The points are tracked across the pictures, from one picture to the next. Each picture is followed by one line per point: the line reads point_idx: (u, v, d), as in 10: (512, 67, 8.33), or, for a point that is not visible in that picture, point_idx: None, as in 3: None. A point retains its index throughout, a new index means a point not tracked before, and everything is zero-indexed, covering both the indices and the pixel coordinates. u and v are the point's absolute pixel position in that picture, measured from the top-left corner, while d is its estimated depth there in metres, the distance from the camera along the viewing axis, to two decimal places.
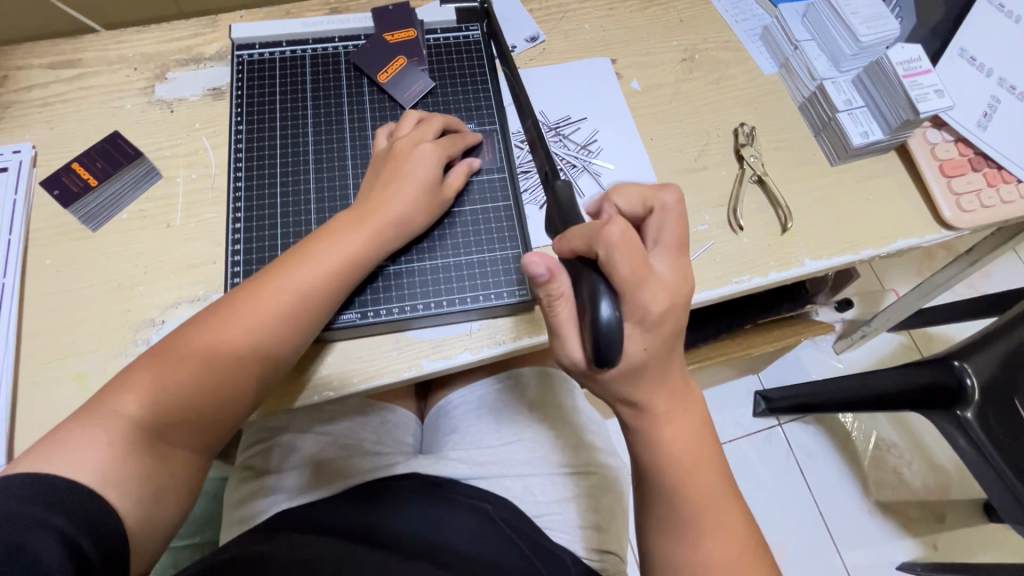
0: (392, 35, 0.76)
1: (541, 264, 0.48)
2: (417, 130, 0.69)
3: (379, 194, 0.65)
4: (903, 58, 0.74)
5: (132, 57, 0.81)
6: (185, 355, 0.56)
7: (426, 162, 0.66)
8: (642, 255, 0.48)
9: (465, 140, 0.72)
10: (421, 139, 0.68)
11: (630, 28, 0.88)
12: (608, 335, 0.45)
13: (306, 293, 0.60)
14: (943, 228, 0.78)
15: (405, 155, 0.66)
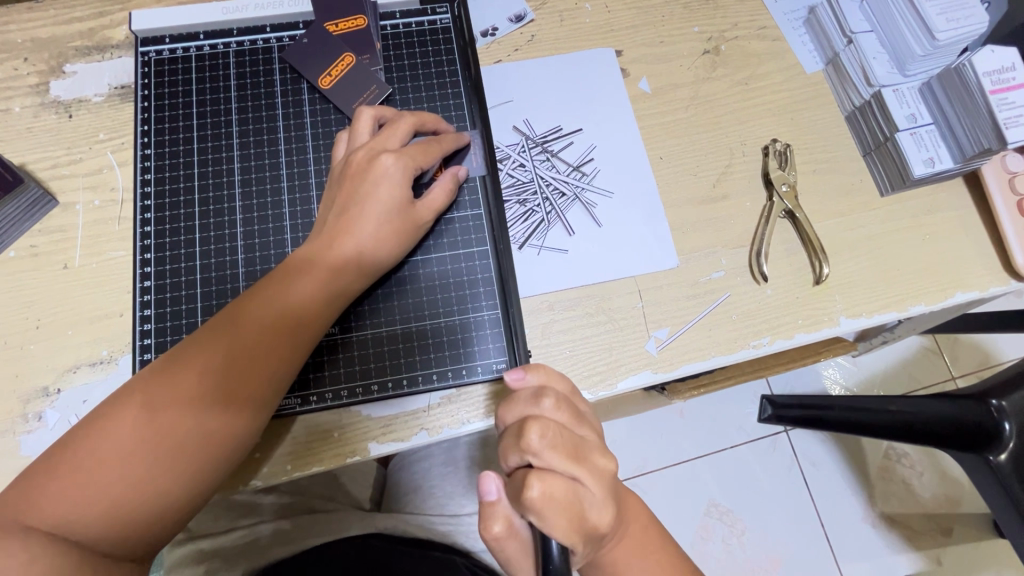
0: (337, 25, 0.60)
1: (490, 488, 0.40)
2: (381, 138, 0.53)
3: (341, 222, 0.51)
4: (992, 66, 0.57)
5: (21, 43, 0.65)
6: (110, 445, 0.43)
7: (392, 181, 0.52)
8: (578, 507, 0.38)
9: (444, 143, 0.57)
10: (382, 149, 0.53)
11: (641, 7, 0.70)
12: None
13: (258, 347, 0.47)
14: (1014, 279, 0.63)
15: (363, 174, 0.52)
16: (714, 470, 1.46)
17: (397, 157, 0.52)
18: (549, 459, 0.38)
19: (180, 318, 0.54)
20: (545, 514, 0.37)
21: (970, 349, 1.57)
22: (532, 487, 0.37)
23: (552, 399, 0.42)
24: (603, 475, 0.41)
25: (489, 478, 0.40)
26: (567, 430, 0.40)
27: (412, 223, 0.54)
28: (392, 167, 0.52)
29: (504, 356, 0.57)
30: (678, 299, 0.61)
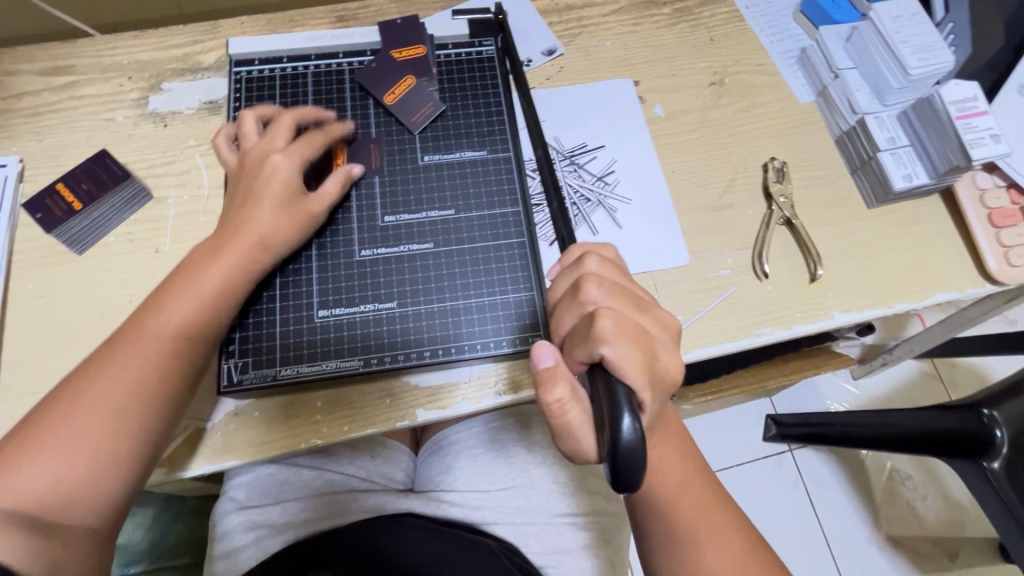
0: (401, 52, 0.71)
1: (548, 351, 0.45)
2: (264, 139, 0.63)
3: (243, 210, 0.60)
4: (957, 97, 0.67)
5: (126, 64, 0.76)
6: (63, 431, 0.51)
7: (281, 175, 0.61)
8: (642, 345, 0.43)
9: (325, 134, 0.66)
10: (267, 150, 0.63)
11: (655, 46, 0.82)
12: (632, 452, 0.37)
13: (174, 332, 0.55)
14: (989, 283, 0.71)
15: (255, 169, 0.61)
16: None
17: (286, 155, 0.62)
18: (609, 303, 0.46)
19: (262, 292, 0.63)
20: (618, 342, 0.42)
21: (967, 373, 1.63)
22: (602, 321, 0.43)
23: (597, 261, 0.49)
24: (662, 325, 0.47)
25: (544, 347, 0.46)
26: (621, 284, 0.47)
27: (308, 214, 0.62)
28: (286, 164, 0.62)
29: (540, 333, 0.64)
30: (690, 292, 0.69)
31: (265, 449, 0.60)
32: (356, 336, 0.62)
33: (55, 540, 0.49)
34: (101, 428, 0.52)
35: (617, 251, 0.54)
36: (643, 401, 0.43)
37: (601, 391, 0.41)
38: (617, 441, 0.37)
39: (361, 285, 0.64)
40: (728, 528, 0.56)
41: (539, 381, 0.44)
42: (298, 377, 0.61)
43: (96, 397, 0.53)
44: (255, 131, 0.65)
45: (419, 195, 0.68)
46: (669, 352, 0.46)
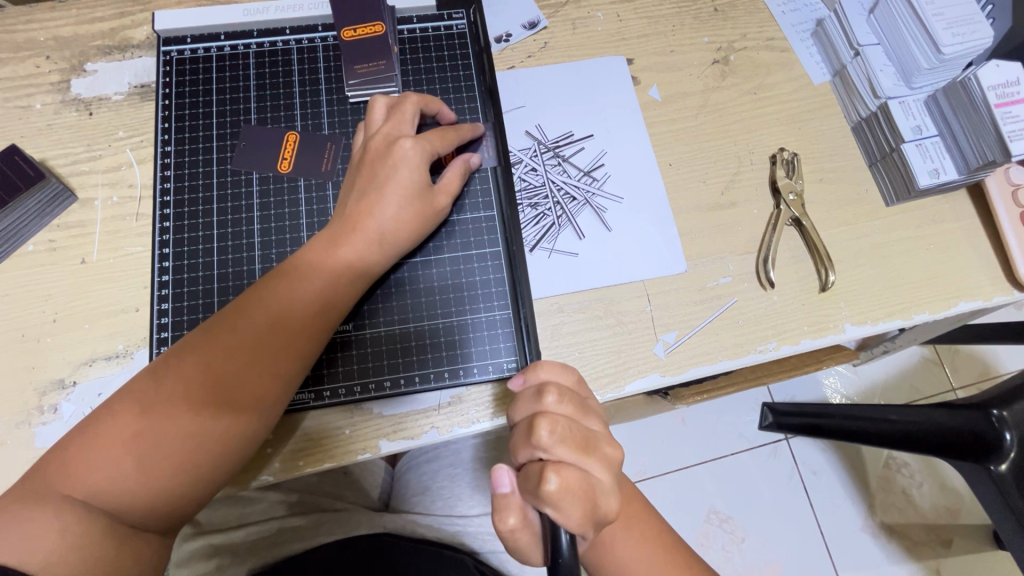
0: (355, 30, 0.61)
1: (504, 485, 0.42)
2: (395, 123, 0.55)
3: (362, 205, 0.53)
4: (998, 80, 0.58)
5: (44, 42, 0.66)
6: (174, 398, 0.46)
7: (411, 166, 0.54)
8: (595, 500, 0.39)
9: (460, 133, 0.59)
10: (398, 135, 0.55)
11: (652, 17, 0.72)
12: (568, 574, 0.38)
13: (271, 349, 0.49)
14: (1017, 289, 0.64)
15: (383, 157, 0.54)
16: (715, 476, 1.46)
17: (419, 143, 0.54)
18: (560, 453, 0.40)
19: (197, 312, 0.57)
20: (563, 505, 0.38)
21: (970, 361, 1.58)
22: (549, 479, 0.38)
23: (554, 394, 0.43)
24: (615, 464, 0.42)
25: (501, 471, 0.42)
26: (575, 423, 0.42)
27: (431, 209, 0.56)
28: (418, 153, 0.54)
29: (515, 356, 0.58)
30: (687, 303, 0.62)
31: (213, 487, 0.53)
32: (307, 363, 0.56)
33: (133, 547, 0.43)
34: (199, 434, 0.46)
35: (579, 372, 0.48)
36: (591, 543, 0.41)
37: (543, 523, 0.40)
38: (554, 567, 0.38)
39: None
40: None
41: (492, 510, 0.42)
42: None
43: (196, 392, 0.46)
44: (385, 116, 0.56)
45: None
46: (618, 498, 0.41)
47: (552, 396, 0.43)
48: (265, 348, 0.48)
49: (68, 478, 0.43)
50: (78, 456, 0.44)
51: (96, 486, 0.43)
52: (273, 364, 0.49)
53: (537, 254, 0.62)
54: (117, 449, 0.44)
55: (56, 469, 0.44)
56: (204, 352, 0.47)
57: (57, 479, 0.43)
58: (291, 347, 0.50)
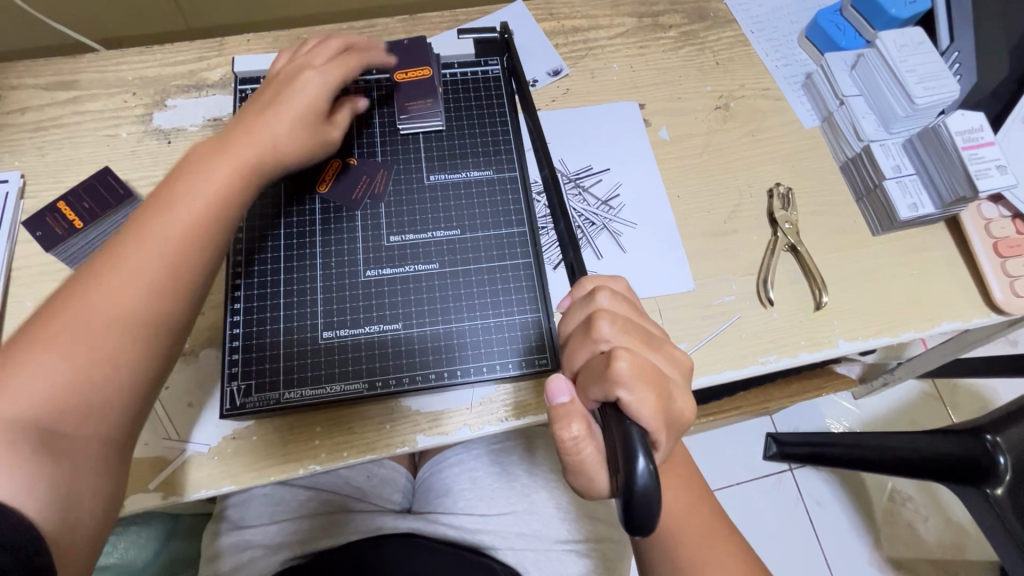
0: (407, 73, 0.71)
1: (563, 389, 0.43)
2: (305, 54, 0.66)
3: (262, 115, 0.60)
4: (963, 128, 0.67)
5: (131, 80, 0.76)
6: (103, 272, 0.49)
7: (314, 90, 0.63)
8: (658, 385, 0.42)
9: (368, 55, 0.69)
10: (305, 65, 0.64)
11: (660, 68, 0.82)
12: (648, 496, 0.36)
13: (180, 245, 0.52)
14: (995, 312, 0.71)
15: (286, 82, 0.62)
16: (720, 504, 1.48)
17: (320, 74, 0.63)
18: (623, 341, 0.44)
19: (265, 312, 0.62)
20: (637, 386, 0.41)
21: (969, 395, 1.62)
22: (620, 362, 0.41)
23: (608, 295, 0.47)
24: (673, 363, 0.46)
25: (559, 381, 0.44)
26: (633, 320, 0.46)
27: (324, 140, 0.64)
28: (319, 82, 0.63)
29: (546, 355, 0.63)
30: (695, 317, 0.69)
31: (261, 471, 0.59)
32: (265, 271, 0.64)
33: (61, 459, 0.45)
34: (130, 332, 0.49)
35: (627, 284, 0.52)
36: (657, 442, 0.42)
37: (616, 436, 0.40)
38: (631, 483, 0.36)
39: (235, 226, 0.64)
40: (725, 562, 0.54)
41: (555, 418, 0.43)
42: (301, 401, 0.60)
43: (122, 260, 0.50)
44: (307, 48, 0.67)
45: (426, 214, 0.68)
46: (681, 391, 0.45)
47: (606, 298, 0.47)
48: (162, 233, 0.52)
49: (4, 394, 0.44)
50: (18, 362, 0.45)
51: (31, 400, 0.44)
52: (168, 249, 0.51)
53: (561, 272, 0.70)
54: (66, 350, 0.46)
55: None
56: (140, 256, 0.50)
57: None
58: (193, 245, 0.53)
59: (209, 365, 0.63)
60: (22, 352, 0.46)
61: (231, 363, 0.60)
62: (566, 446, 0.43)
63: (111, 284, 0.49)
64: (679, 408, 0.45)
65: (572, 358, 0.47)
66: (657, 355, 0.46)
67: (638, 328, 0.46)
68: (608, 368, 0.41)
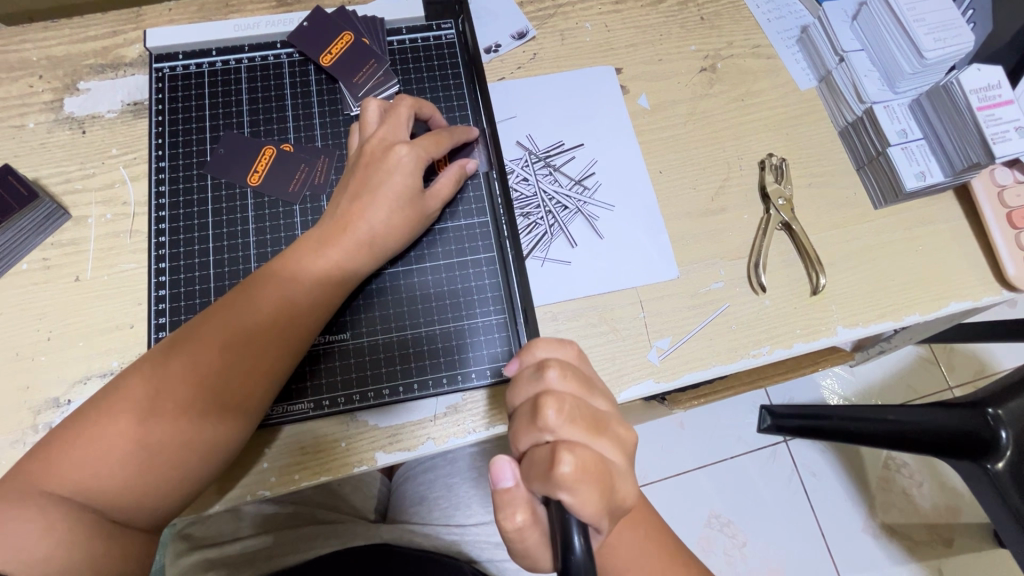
0: (330, 51, 0.63)
1: (506, 474, 0.39)
2: (389, 128, 0.56)
3: (353, 207, 0.54)
4: (978, 85, 0.59)
5: (37, 61, 0.67)
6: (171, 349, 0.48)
7: (404, 172, 0.54)
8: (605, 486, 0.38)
9: (454, 137, 0.59)
10: (394, 141, 0.55)
11: (638, 26, 0.73)
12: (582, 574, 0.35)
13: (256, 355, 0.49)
14: (1006, 290, 0.65)
15: (376, 163, 0.54)
16: (714, 480, 1.46)
17: (414, 148, 0.55)
18: (569, 433, 0.39)
19: None
20: (580, 492, 0.36)
21: (966, 360, 1.58)
22: (564, 462, 0.37)
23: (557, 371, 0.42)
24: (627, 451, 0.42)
25: (505, 465, 0.40)
26: (583, 389, 0.42)
27: (421, 215, 0.56)
28: (411, 158, 0.55)
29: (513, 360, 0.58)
30: (679, 309, 0.62)
31: (202, 501, 0.54)
32: (318, 371, 0.56)
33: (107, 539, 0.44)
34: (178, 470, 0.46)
35: (579, 349, 0.46)
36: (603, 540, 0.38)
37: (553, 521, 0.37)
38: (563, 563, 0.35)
39: (196, 236, 0.59)
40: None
41: (500, 504, 0.39)
42: None
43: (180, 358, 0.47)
44: (379, 118, 0.57)
45: None
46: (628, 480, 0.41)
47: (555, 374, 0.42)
48: (266, 292, 0.51)
49: (57, 478, 0.44)
50: (76, 442, 0.45)
51: (87, 475, 0.44)
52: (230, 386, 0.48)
53: (532, 262, 0.63)
54: (107, 452, 0.45)
55: (36, 468, 0.44)
56: (187, 404, 0.47)
57: (44, 473, 0.44)
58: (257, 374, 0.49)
59: None
60: (68, 450, 0.45)
61: None
62: (511, 534, 0.40)
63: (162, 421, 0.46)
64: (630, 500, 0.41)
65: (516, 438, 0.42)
66: (610, 445, 0.40)
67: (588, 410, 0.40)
68: (550, 472, 0.37)
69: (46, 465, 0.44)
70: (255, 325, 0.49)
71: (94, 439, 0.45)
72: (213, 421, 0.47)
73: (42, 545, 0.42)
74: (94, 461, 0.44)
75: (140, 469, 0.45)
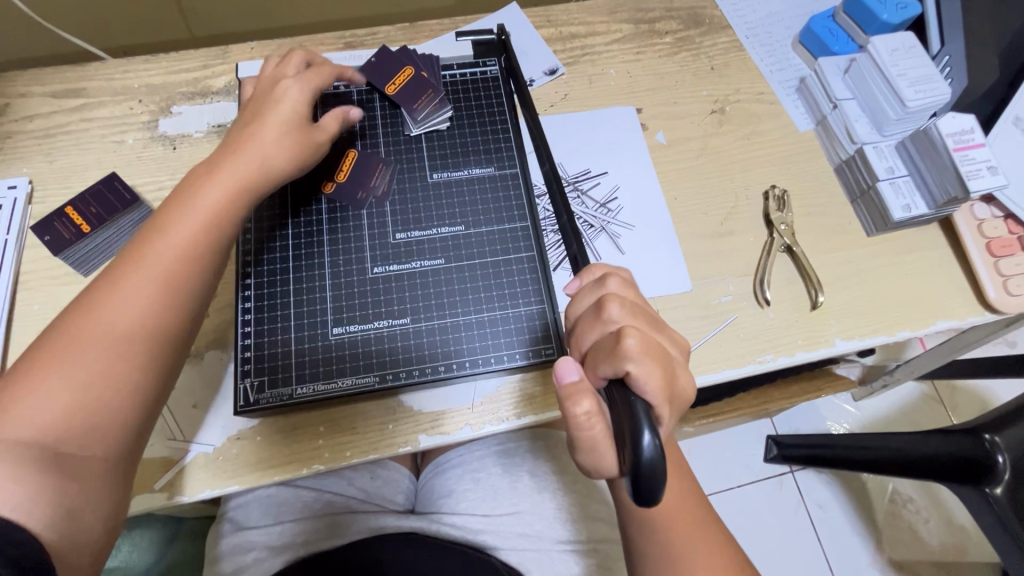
0: (394, 82, 0.73)
1: (573, 365, 0.46)
2: (279, 70, 0.67)
3: (241, 134, 0.61)
4: (953, 130, 0.68)
5: (137, 88, 0.78)
6: (119, 275, 0.53)
7: (290, 99, 0.64)
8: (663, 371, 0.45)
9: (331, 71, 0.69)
10: (281, 77, 0.66)
11: (656, 74, 0.83)
12: (654, 468, 0.37)
13: (195, 257, 0.55)
14: (988, 312, 0.72)
15: (264, 97, 0.64)
16: (721, 507, 1.48)
17: (297, 85, 0.65)
18: (630, 321, 0.48)
19: (276, 309, 0.63)
20: (644, 359, 0.44)
21: (969, 397, 1.62)
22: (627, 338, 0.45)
23: (616, 280, 0.51)
24: (675, 344, 0.50)
25: (568, 362, 0.46)
26: (640, 306, 0.49)
27: (311, 141, 0.64)
28: (298, 93, 0.64)
29: (552, 345, 0.64)
30: (692, 318, 0.70)
31: (264, 471, 0.60)
32: (379, 351, 0.63)
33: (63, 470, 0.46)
34: (134, 386, 0.51)
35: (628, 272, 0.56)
36: (661, 416, 0.44)
37: (622, 408, 0.42)
38: (638, 453, 0.38)
39: (275, 228, 0.66)
40: (717, 557, 0.55)
41: (564, 397, 0.45)
42: (314, 395, 0.61)
43: (129, 281, 0.52)
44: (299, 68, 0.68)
45: (430, 212, 0.69)
46: (684, 370, 0.48)
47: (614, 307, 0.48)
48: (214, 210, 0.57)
49: (19, 403, 0.47)
50: (42, 366, 0.48)
51: (49, 405, 0.47)
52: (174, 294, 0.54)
53: (561, 272, 0.71)
54: (73, 366, 0.49)
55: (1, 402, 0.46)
56: (142, 304, 0.52)
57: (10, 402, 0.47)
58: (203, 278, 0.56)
59: (216, 366, 0.64)
60: (34, 375, 0.48)
61: (242, 357, 0.61)
62: (579, 423, 0.44)
63: (120, 327, 0.51)
64: (680, 387, 0.48)
65: (580, 348, 0.50)
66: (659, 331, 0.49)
67: (637, 307, 0.49)
68: (619, 342, 0.45)
69: (21, 382, 0.48)
70: (199, 231, 0.56)
71: (56, 359, 0.49)
72: (169, 331, 0.53)
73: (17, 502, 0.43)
74: (52, 377, 0.48)
75: (101, 381, 0.49)
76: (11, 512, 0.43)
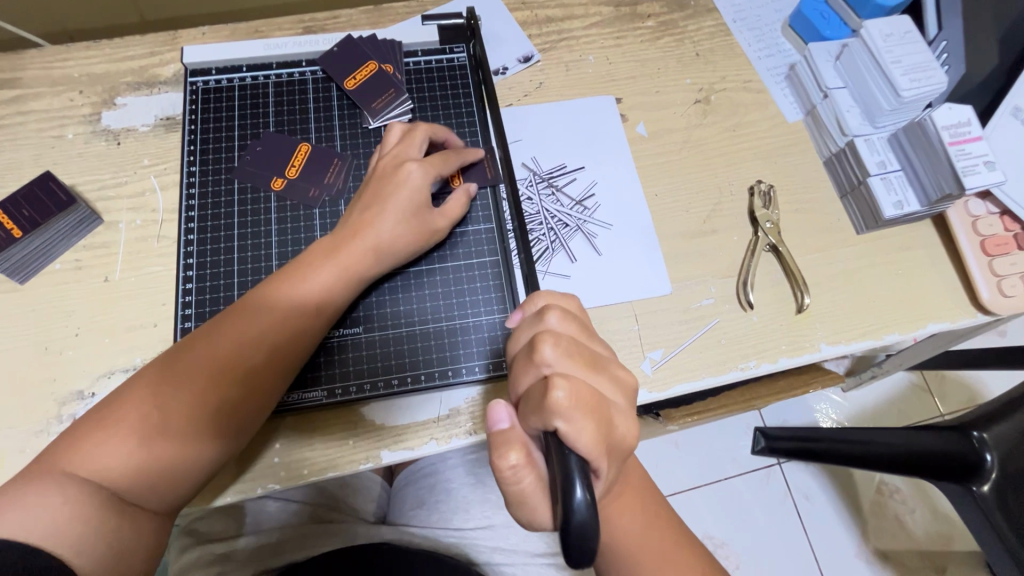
0: (356, 77, 0.69)
1: (503, 413, 0.43)
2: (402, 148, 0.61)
3: (364, 215, 0.58)
4: (948, 122, 0.64)
5: (77, 77, 0.72)
6: (185, 354, 0.52)
7: (412, 187, 0.58)
8: (600, 422, 0.41)
9: (462, 156, 0.64)
10: (405, 158, 0.60)
11: (638, 60, 0.78)
12: (584, 530, 0.34)
13: (258, 369, 0.52)
14: (980, 313, 0.69)
15: (390, 175, 0.59)
16: (709, 501, 1.47)
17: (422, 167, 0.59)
18: (565, 365, 0.43)
19: None
20: (574, 416, 0.39)
21: (958, 387, 1.61)
22: (557, 391, 0.40)
23: (557, 315, 0.47)
24: (619, 386, 0.46)
25: (500, 408, 0.43)
26: (578, 345, 0.45)
27: (428, 228, 0.60)
28: (420, 176, 0.59)
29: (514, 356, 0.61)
30: (672, 323, 0.66)
31: (216, 490, 0.56)
32: (332, 363, 0.60)
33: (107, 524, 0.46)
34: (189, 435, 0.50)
35: (581, 302, 0.51)
36: (597, 469, 0.40)
37: (554, 466, 0.38)
38: (568, 516, 0.35)
39: (222, 232, 0.63)
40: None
41: (493, 448, 0.41)
42: None
43: (173, 388, 0.50)
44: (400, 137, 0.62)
45: None
46: (624, 416, 0.44)
47: (549, 348, 0.44)
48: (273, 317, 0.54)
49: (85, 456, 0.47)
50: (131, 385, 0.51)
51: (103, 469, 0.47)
52: (227, 402, 0.51)
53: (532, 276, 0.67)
54: (117, 438, 0.48)
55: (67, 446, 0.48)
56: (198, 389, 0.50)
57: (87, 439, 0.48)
58: (266, 379, 0.53)
59: None
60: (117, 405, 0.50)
61: None
62: (506, 476, 0.40)
63: (181, 399, 0.50)
64: (623, 433, 0.44)
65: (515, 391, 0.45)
66: (601, 375, 0.45)
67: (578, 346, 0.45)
68: (547, 394, 0.40)
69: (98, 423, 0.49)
70: (254, 341, 0.53)
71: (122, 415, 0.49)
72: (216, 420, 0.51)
73: (60, 512, 0.44)
74: (143, 383, 0.51)
75: (148, 454, 0.48)
76: (40, 530, 0.43)
